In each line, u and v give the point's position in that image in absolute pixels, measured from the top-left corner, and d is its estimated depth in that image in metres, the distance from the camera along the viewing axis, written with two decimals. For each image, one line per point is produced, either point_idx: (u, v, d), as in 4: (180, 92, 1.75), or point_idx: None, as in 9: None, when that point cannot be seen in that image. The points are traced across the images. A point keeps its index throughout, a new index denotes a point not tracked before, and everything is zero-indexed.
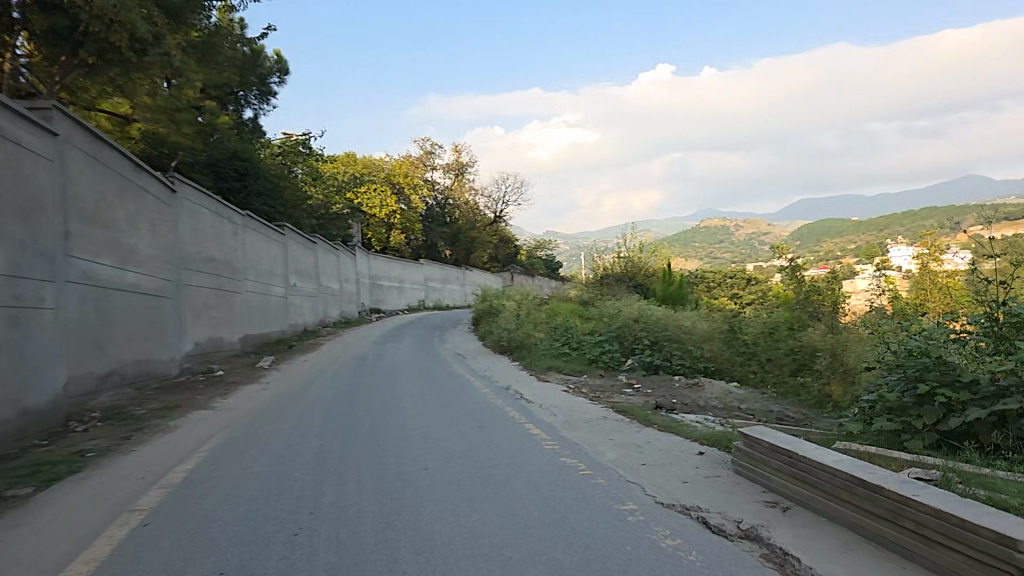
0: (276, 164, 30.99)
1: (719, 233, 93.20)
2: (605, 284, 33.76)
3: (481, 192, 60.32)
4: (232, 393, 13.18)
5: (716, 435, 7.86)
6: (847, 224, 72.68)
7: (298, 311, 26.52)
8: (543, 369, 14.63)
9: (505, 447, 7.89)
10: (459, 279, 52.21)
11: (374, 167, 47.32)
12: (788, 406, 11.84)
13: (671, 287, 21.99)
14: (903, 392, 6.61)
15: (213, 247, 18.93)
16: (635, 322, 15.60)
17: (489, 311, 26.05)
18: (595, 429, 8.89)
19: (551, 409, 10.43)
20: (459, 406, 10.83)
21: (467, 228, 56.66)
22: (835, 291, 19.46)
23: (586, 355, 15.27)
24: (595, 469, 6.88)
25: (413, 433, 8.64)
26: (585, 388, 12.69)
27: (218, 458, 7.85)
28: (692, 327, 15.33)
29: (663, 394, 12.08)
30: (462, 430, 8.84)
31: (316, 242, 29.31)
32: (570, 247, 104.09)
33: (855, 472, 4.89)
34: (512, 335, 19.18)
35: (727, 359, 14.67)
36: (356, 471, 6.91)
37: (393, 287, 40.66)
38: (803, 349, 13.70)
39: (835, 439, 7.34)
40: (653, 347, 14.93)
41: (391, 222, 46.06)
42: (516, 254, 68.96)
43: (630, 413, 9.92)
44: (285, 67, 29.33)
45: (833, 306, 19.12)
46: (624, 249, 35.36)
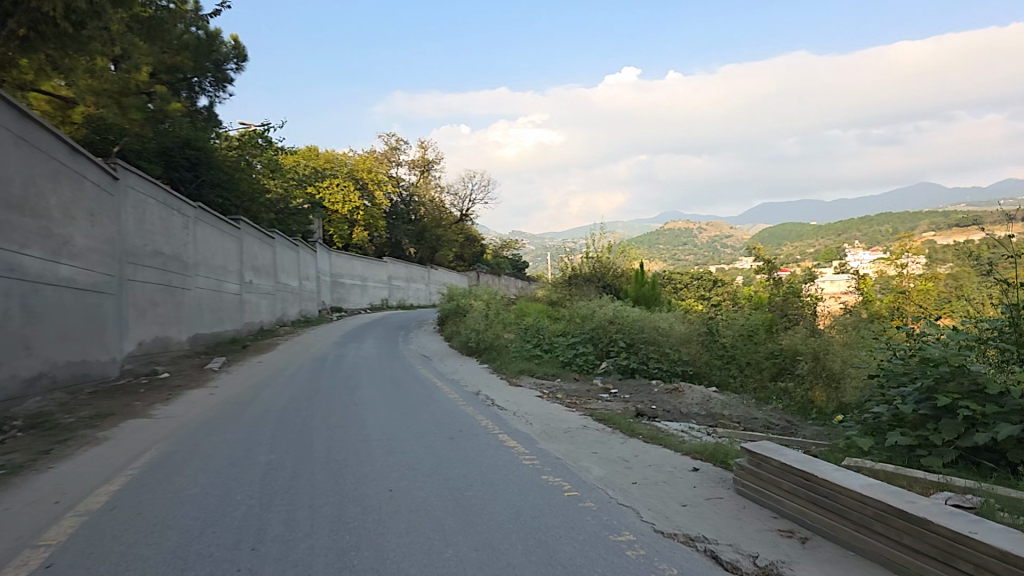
0: (233, 155, 29.52)
1: (683, 235, 93.82)
2: (573, 284, 33.16)
3: (447, 190, 59.27)
4: (176, 398, 12.07)
5: (710, 449, 7.20)
6: (807, 228, 73.76)
7: (254, 309, 25.23)
8: (515, 372, 13.86)
9: (478, 463, 7.11)
10: (423, 278, 51.07)
11: (336, 161, 45.91)
12: (772, 413, 11.36)
13: (644, 287, 21.44)
14: (919, 403, 6.01)
15: (160, 240, 17.62)
16: (610, 324, 14.87)
17: (455, 311, 25.17)
18: (576, 441, 8.17)
19: (526, 417, 9.69)
20: (426, 414, 10.00)
21: (432, 226, 55.53)
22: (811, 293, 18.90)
23: (558, 358, 14.50)
24: (582, 490, 6.15)
25: (376, 447, 7.80)
26: (560, 393, 11.97)
27: (150, 477, 6.87)
28: (670, 329, 14.55)
29: (642, 400, 11.43)
30: (431, 443, 8.03)
31: (275, 237, 28.01)
32: (535, 247, 103.72)
33: (890, 501, 4.26)
34: (480, 335, 18.36)
35: (705, 363, 13.97)
36: (309, 495, 6.04)
37: (355, 285, 39.37)
38: (784, 353, 13.25)
39: (839, 452, 6.72)
40: (629, 349, 14.20)
41: (354, 218, 44.74)
42: (482, 253, 68.06)
43: (611, 422, 9.25)
44: (244, 52, 27.86)
45: (808, 308, 18.61)
46: (592, 250, 34.67)
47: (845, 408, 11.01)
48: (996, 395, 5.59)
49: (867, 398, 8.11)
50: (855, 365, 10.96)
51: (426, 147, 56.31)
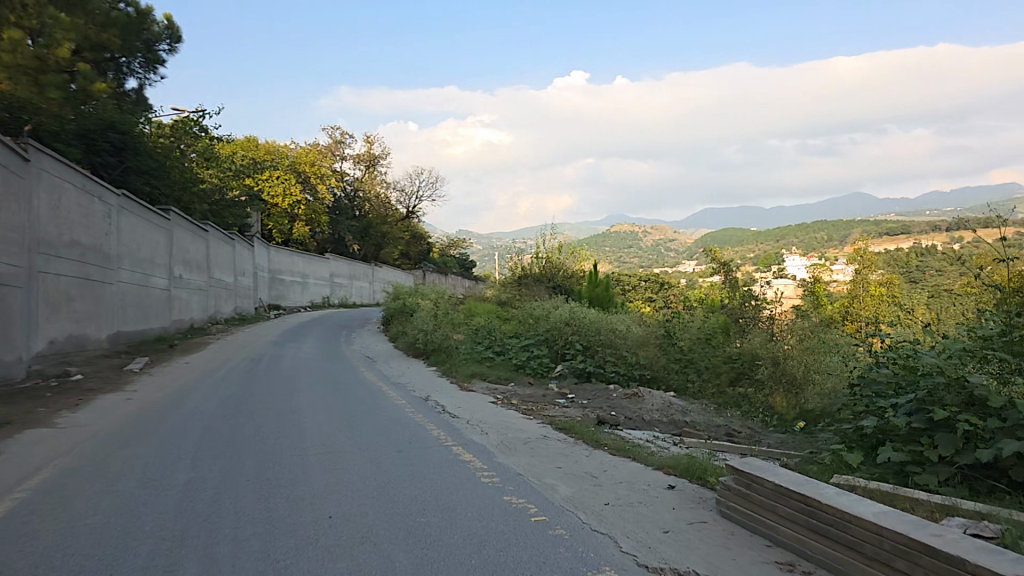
0: (164, 141, 27.67)
1: (629, 238, 94.63)
2: (522, 284, 32.54)
3: (393, 186, 57.82)
4: (87, 404, 10.81)
5: (686, 464, 6.64)
6: (747, 233, 75.38)
7: (184, 306, 23.62)
8: (466, 376, 13.15)
9: (432, 482, 6.35)
10: (367, 276, 49.61)
11: (277, 153, 44.04)
12: (732, 419, 11.00)
13: (598, 288, 21.02)
14: (911, 415, 5.58)
15: (78, 229, 16.03)
16: (566, 326, 14.32)
17: (402, 311, 24.18)
18: (537, 454, 7.51)
19: (480, 426, 9.00)
20: (372, 423, 9.17)
21: (377, 222, 54.02)
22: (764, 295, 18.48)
23: (512, 361, 13.93)
24: (550, 515, 5.47)
25: (315, 463, 6.94)
26: (515, 399, 11.32)
27: (43, 502, 5.83)
28: (627, 331, 14.13)
29: (601, 406, 10.87)
30: (377, 458, 7.23)
31: (209, 230, 26.34)
32: (482, 247, 102.78)
33: (911, 534, 3.75)
34: (429, 335, 17.52)
35: (663, 367, 13.47)
36: (234, 525, 5.16)
37: (295, 282, 37.74)
38: (743, 357, 12.89)
39: (824, 465, 6.24)
40: (585, 352, 13.68)
41: (295, 213, 42.98)
42: (429, 252, 66.75)
43: (573, 432, 8.64)
44: (178, 33, 26.02)
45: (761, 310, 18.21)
46: (542, 250, 34.18)
47: (807, 414, 10.73)
48: (995, 408, 5.18)
49: (848, 405, 7.64)
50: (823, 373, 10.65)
51: (372, 141, 54.72)
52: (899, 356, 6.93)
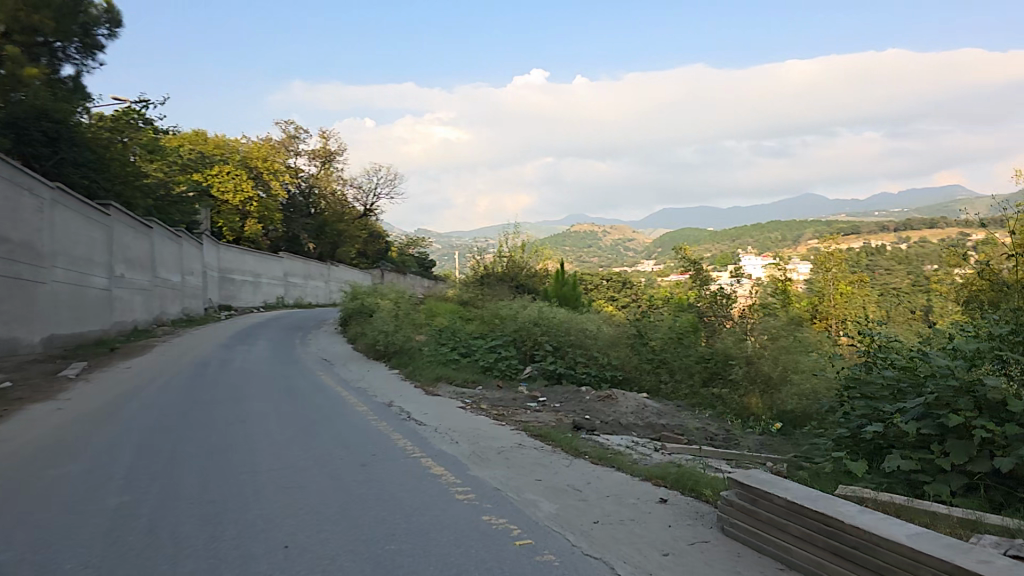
0: (104, 133, 26.12)
1: (589, 238, 94.71)
2: (485, 284, 31.89)
3: (350, 183, 56.46)
4: (12, 415, 9.83)
5: (676, 475, 6.18)
6: (705, 232, 76.09)
7: (127, 307, 22.28)
8: (431, 380, 12.50)
9: (400, 501, 5.73)
10: (323, 275, 48.24)
11: (227, 147, 42.41)
12: (706, 420, 10.64)
13: (565, 287, 20.58)
14: (919, 420, 5.21)
15: (4, 224, 14.77)
16: (535, 326, 13.90)
17: (360, 311, 23.34)
18: (513, 465, 6.98)
19: (449, 435, 8.43)
20: (332, 432, 8.48)
21: (333, 220, 52.62)
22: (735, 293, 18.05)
23: (478, 363, 13.28)
24: (535, 537, 4.92)
25: (268, 482, 6.25)
26: (484, 404, 10.76)
27: None
28: (597, 331, 13.70)
29: (574, 410, 10.43)
30: (338, 474, 6.56)
31: (153, 226, 24.96)
32: (441, 246, 101.58)
33: (955, 561, 3.32)
34: (389, 337, 16.78)
35: (635, 367, 13.07)
36: (172, 560, 4.46)
37: (246, 282, 36.27)
38: (716, 357, 12.56)
39: (823, 472, 5.84)
40: (555, 353, 13.20)
41: (246, 210, 41.40)
42: (387, 251, 65.42)
43: (549, 440, 8.14)
44: (118, 17, 24.51)
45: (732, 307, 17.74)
46: (505, 249, 33.69)
47: (785, 415, 10.42)
48: (1013, 413, 4.82)
49: (841, 408, 7.25)
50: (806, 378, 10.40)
51: (328, 137, 53.25)
52: (898, 360, 6.61)
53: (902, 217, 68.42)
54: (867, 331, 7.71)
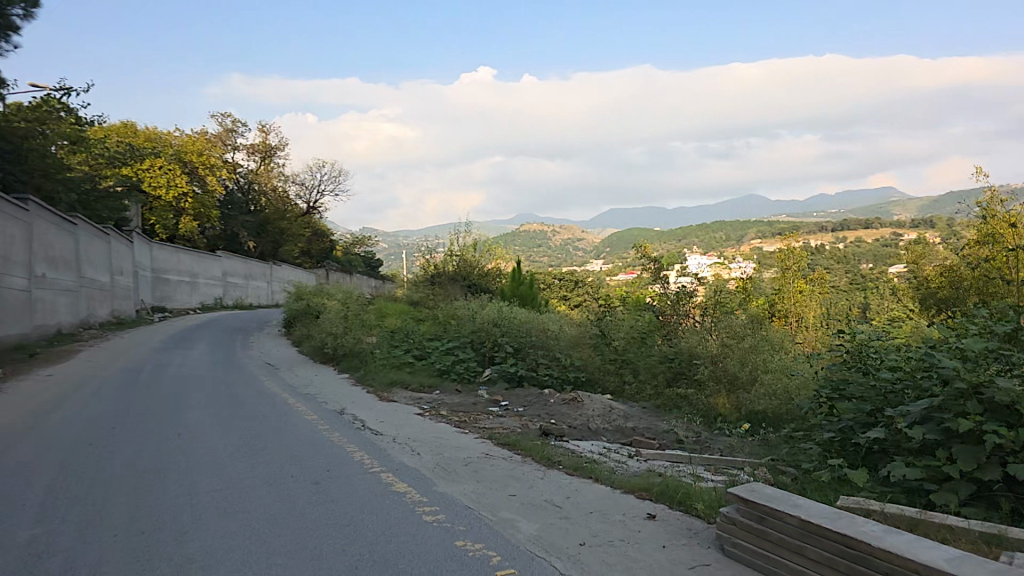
0: (21, 122, 24.18)
1: (538, 237, 94.66)
2: (436, 283, 31.15)
3: (293, 179, 54.69)
4: None
5: (662, 487, 5.74)
6: (652, 232, 77.02)
7: (48, 309, 20.62)
8: (385, 385, 12.04)
9: (362, 525, 5.10)
10: (265, 275, 46.46)
11: (159, 140, 40.30)
12: (673, 422, 10.36)
13: (522, 285, 20.14)
14: (922, 425, 4.88)
15: None
16: (495, 327, 13.55)
17: (306, 312, 22.32)
18: (483, 479, 6.41)
19: (411, 446, 7.80)
20: (280, 445, 7.73)
21: (275, 218, 50.82)
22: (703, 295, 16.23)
23: (435, 366, 13.01)
24: (519, 565, 4.38)
25: (208, 508, 5.50)
26: (444, 410, 10.23)
27: None
28: (559, 331, 13.35)
29: (538, 415, 10.02)
30: (290, 496, 5.87)
31: (78, 223, 23.25)
32: (388, 245, 99.75)
33: None
34: (339, 339, 15.95)
35: (598, 368, 12.66)
36: None
37: (182, 282, 34.50)
38: (679, 356, 12.23)
39: (818, 478, 5.50)
40: (515, 356, 12.80)
41: (181, 206, 39.38)
42: (333, 250, 63.72)
43: (518, 448, 7.64)
44: None
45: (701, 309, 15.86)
46: (456, 247, 33.08)
47: (754, 416, 10.20)
48: (1021, 416, 4.54)
49: (828, 411, 6.95)
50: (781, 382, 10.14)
51: (268, 132, 51.34)
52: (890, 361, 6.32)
53: (838, 218, 70.92)
54: (853, 330, 7.43)
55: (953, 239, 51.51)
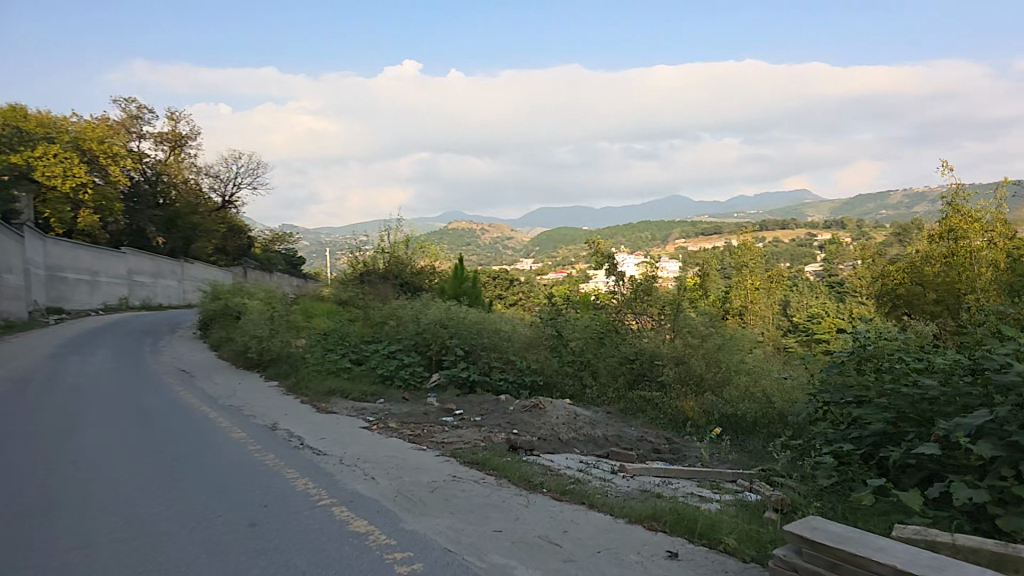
0: None
1: (466, 234, 93.40)
2: (367, 281, 29.62)
3: (206, 171, 51.36)
4: None
5: (675, 516, 4.91)
6: (580, 232, 77.32)
7: None
8: (323, 395, 10.83)
9: None
10: (176, 274, 43.28)
11: (53, 126, 36.58)
12: (640, 428, 9.69)
13: (465, 283, 19.10)
14: (982, 440, 4.23)
15: None
16: (443, 327, 12.55)
17: (226, 313, 20.49)
18: (458, 511, 5.41)
19: (363, 470, 6.71)
20: (204, 474, 6.45)
21: (186, 211, 47.49)
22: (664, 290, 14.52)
23: (376, 371, 11.99)
24: None
25: (109, 569, 4.24)
26: (393, 422, 9.20)
27: None
28: (512, 332, 12.38)
29: (498, 425, 9.13)
30: (221, 545, 4.67)
31: None
32: (310, 242, 95.87)
33: None
34: (264, 341, 14.40)
35: (556, 371, 11.80)
36: None
37: (82, 280, 31.42)
38: (641, 357, 11.57)
39: (852, 498, 4.81)
40: (466, 359, 11.92)
41: (79, 198, 35.94)
42: (251, 247, 60.37)
43: (490, 468, 6.68)
44: None
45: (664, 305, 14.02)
46: (386, 244, 31.61)
47: (725, 421, 9.61)
48: None
49: (838, 423, 6.33)
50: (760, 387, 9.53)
51: (178, 119, 47.90)
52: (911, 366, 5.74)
53: (756, 219, 73.60)
54: (857, 333, 6.85)
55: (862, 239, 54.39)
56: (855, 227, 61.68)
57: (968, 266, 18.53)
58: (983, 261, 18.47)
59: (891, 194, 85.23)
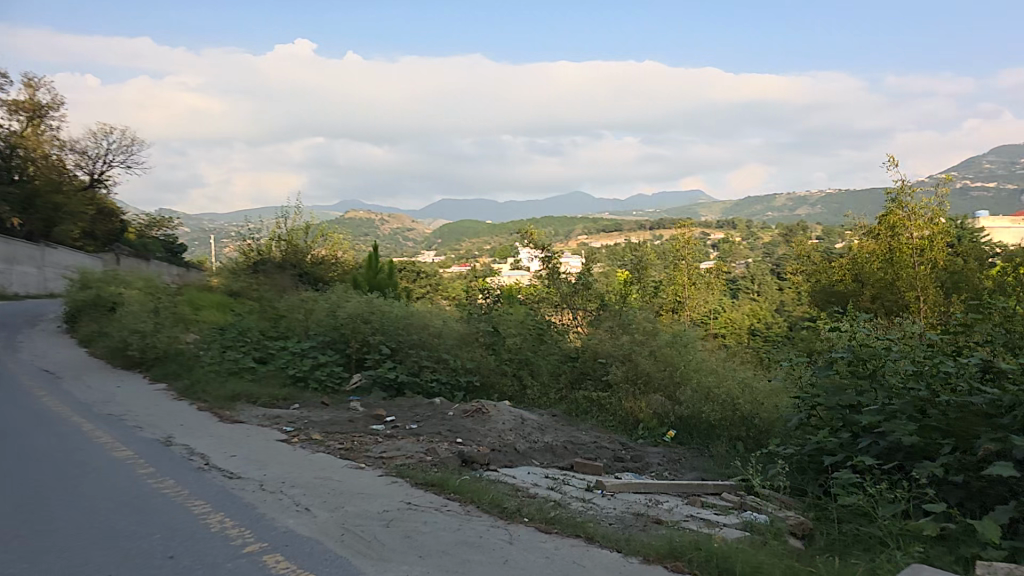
0: None
1: (365, 224, 90.12)
2: (263, 270, 27.18)
3: (70, 146, 45.88)
4: None
5: (703, 552, 4.07)
6: (483, 226, 76.59)
7: None
8: (225, 400, 9.25)
9: None
10: (35, 259, 38.25)
11: None
12: (592, 432, 8.92)
13: (380, 274, 17.69)
14: None
15: None
16: (366, 322, 11.28)
17: (99, 304, 17.87)
18: (429, 554, 4.32)
19: (293, 498, 5.45)
20: (79, 512, 4.96)
21: (47, 190, 42.12)
22: (598, 285, 13.62)
23: (287, 371, 10.54)
24: None
25: None
26: (316, 433, 7.89)
27: None
28: (443, 328, 11.29)
29: (439, 433, 8.06)
30: None
31: None
32: (193, 228, 88.96)
33: None
34: (148, 338, 12.40)
35: (492, 371, 10.86)
36: None
37: None
38: (584, 354, 10.94)
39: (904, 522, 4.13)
40: (392, 359, 10.77)
41: None
42: (125, 231, 54.77)
43: (451, 490, 5.60)
44: None
45: (598, 301, 13.18)
46: (283, 233, 29.32)
47: (680, 423, 9.07)
48: None
49: (838, 428, 5.78)
50: (717, 388, 9.08)
51: (36, 86, 42.37)
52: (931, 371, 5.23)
53: (653, 218, 75.91)
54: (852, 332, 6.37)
55: (750, 240, 57.44)
56: (743, 228, 64.95)
57: (908, 264, 18.78)
58: (924, 258, 18.72)
59: (773, 199, 90.99)
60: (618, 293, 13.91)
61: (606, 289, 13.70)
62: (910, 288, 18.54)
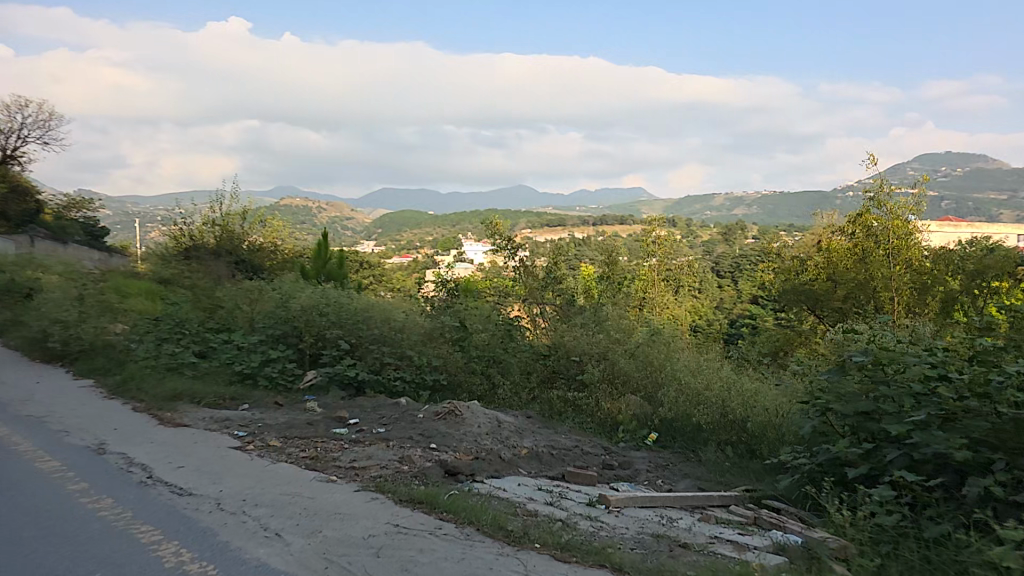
0: None
1: (301, 212, 87.18)
2: (196, 257, 25.46)
3: None
4: None
5: None
6: (426, 217, 75.29)
7: None
8: (165, 401, 8.23)
9: None
10: None
11: None
12: (571, 435, 8.39)
13: (330, 263, 16.65)
14: None
15: None
16: (321, 315, 10.37)
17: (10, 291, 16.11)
18: None
19: (260, 522, 4.67)
20: None
21: None
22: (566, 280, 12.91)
23: (234, 368, 9.55)
24: None
25: None
26: (275, 439, 7.05)
27: None
28: (407, 323, 10.50)
29: (412, 438, 7.34)
30: None
31: None
32: (115, 212, 83.88)
33: None
34: (71, 330, 11.08)
35: (460, 369, 10.17)
36: None
37: None
38: (557, 351, 10.35)
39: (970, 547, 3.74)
40: (352, 355, 9.95)
41: None
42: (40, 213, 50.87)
43: (444, 509, 4.94)
44: None
45: (566, 297, 12.45)
46: (219, 217, 27.42)
47: (662, 425, 8.62)
48: None
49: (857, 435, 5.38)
50: (701, 391, 8.68)
51: None
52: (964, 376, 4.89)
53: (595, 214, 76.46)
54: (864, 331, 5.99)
55: (692, 238, 58.52)
56: (683, 225, 66.25)
57: (882, 264, 19.31)
58: (896, 259, 19.32)
59: (711, 198, 93.27)
60: (586, 291, 13.33)
61: (573, 286, 13.08)
62: (886, 287, 19.13)
